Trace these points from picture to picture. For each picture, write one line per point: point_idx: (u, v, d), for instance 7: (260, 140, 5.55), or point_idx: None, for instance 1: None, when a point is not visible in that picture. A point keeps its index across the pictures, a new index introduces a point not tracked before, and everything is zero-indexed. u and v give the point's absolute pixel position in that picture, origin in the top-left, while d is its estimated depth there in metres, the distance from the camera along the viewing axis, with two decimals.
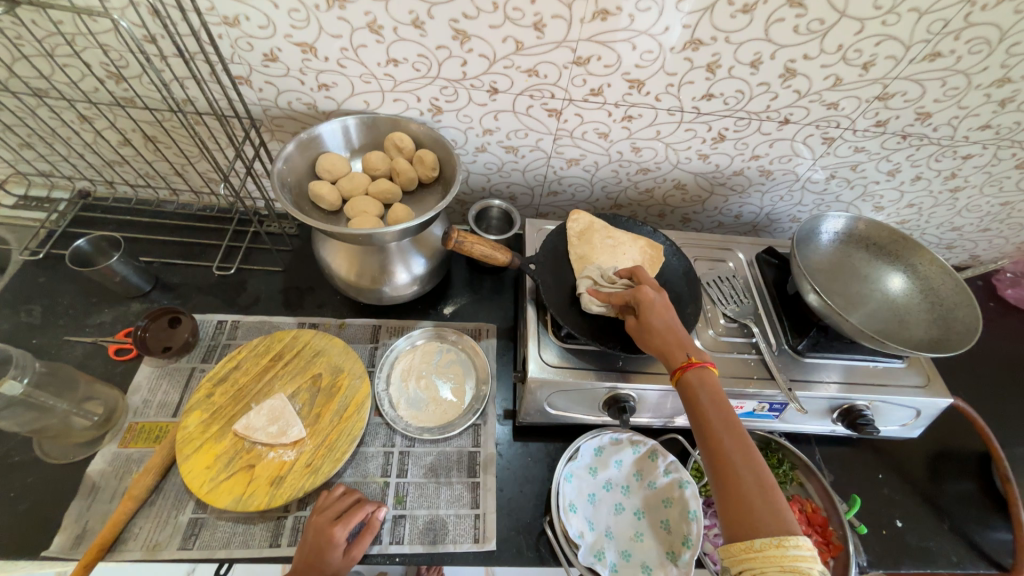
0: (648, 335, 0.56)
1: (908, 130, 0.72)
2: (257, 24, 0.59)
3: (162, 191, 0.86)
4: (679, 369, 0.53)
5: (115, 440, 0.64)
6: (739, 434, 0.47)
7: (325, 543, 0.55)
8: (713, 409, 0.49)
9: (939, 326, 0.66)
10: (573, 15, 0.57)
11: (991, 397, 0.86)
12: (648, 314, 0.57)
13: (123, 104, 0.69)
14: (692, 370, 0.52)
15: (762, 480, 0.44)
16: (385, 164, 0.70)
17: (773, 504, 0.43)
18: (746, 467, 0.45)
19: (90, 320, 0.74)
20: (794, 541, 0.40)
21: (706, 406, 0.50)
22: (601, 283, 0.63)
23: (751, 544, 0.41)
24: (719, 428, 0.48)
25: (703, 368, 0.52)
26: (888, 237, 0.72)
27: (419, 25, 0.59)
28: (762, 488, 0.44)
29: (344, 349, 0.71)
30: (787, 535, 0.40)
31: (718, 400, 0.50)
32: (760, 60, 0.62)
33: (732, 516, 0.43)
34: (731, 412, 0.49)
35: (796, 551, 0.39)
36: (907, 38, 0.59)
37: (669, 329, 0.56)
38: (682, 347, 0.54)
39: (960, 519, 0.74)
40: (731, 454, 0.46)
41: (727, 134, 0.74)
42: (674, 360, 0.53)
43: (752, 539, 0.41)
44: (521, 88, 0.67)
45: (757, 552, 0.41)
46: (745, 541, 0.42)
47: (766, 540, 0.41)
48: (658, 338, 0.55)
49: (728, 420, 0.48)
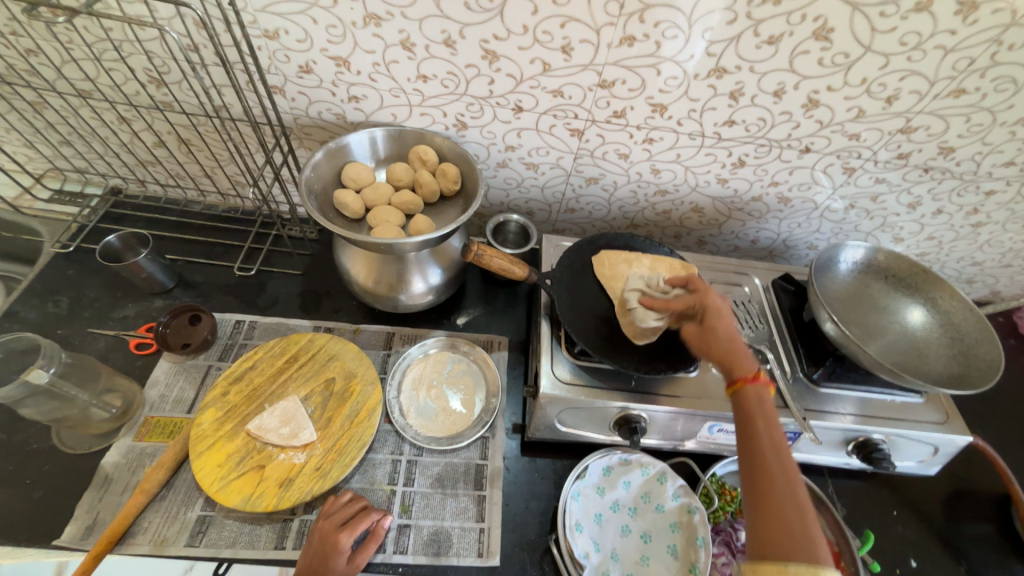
0: (714, 340, 0.54)
1: (930, 163, 0.72)
2: (295, 37, 0.61)
3: (190, 192, 0.89)
4: (741, 379, 0.50)
5: (130, 434, 0.65)
6: (786, 460, 0.45)
7: (331, 551, 0.55)
8: (764, 427, 0.47)
9: (959, 362, 0.65)
10: (600, 40, 0.59)
11: (1012, 436, 0.84)
12: (715, 320, 0.55)
13: (161, 107, 0.72)
14: (754, 383, 0.49)
15: (804, 510, 0.42)
16: (408, 175, 0.71)
17: (813, 534, 0.40)
18: (789, 491, 0.42)
19: (114, 314, 0.76)
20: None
21: (760, 424, 0.47)
22: (651, 296, 0.62)
23: (785, 567, 0.38)
24: (770, 448, 0.45)
25: (764, 384, 0.49)
26: (907, 270, 0.72)
27: (450, 44, 0.61)
28: (803, 516, 0.41)
29: (358, 355, 0.72)
30: (819, 566, 0.38)
31: (772, 418, 0.48)
32: (783, 90, 0.63)
33: (766, 534, 0.41)
34: (781, 435, 0.47)
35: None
36: (932, 74, 0.59)
37: (734, 335, 0.54)
38: (748, 358, 0.52)
39: (978, 562, 0.72)
40: (775, 471, 0.44)
41: (747, 160, 0.74)
42: (738, 369, 0.51)
43: (786, 561, 0.39)
44: (546, 107, 0.68)
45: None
46: (777, 561, 0.39)
47: (800, 566, 0.38)
48: (726, 343, 0.53)
49: (778, 441, 0.46)
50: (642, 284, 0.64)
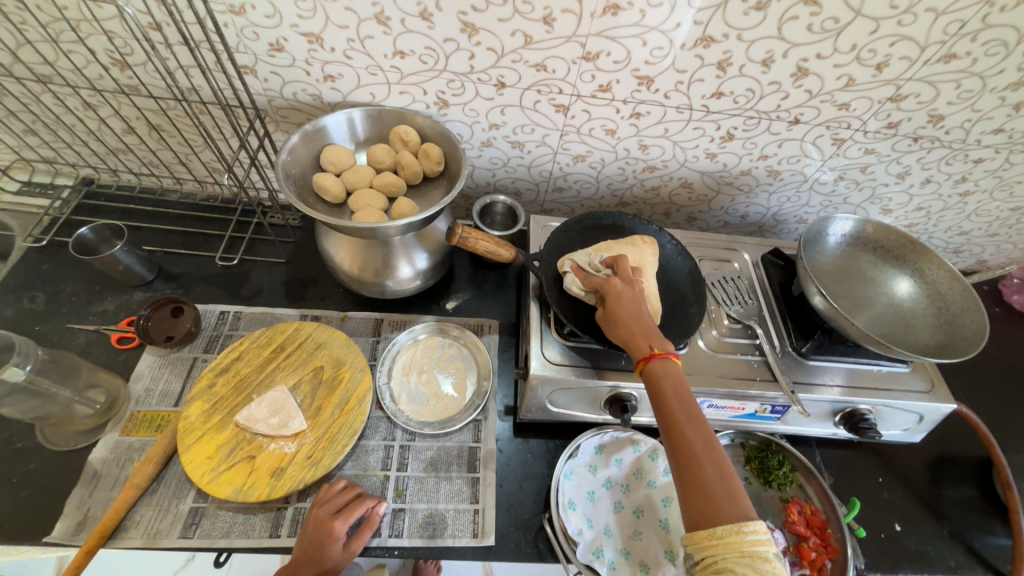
0: (614, 325, 0.57)
1: (920, 133, 0.71)
2: (263, 13, 0.58)
3: (165, 180, 0.86)
4: (643, 359, 0.53)
5: (116, 429, 0.64)
6: (700, 425, 0.48)
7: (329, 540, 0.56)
8: (676, 401, 0.50)
9: (945, 331, 0.66)
10: (583, 10, 0.56)
11: (995, 402, 0.86)
12: (614, 305, 0.57)
13: (128, 92, 0.69)
14: (655, 360, 0.52)
15: (724, 469, 0.45)
16: (390, 157, 0.69)
17: (736, 494, 0.44)
18: (706, 456, 0.46)
19: (93, 308, 0.74)
20: (751, 525, 0.41)
21: (669, 394, 0.51)
22: (583, 266, 0.63)
23: (713, 532, 0.42)
24: (682, 419, 0.49)
25: (667, 358, 0.52)
26: (896, 241, 0.72)
27: (427, 17, 0.58)
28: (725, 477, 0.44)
29: (346, 342, 0.71)
30: (745, 523, 0.42)
31: (682, 392, 0.51)
32: (771, 59, 0.61)
33: (694, 504, 0.44)
34: (692, 402, 0.50)
35: (753, 536, 0.41)
36: (923, 39, 0.58)
37: (634, 317, 0.56)
38: (646, 338, 0.54)
39: (959, 524, 0.74)
40: (692, 442, 0.47)
41: (735, 133, 0.73)
42: (637, 351, 0.54)
43: (714, 526, 0.42)
44: (529, 83, 0.66)
45: (718, 539, 0.42)
46: (708, 529, 0.43)
47: (727, 528, 0.42)
48: (623, 328, 0.56)
49: (691, 410, 0.49)
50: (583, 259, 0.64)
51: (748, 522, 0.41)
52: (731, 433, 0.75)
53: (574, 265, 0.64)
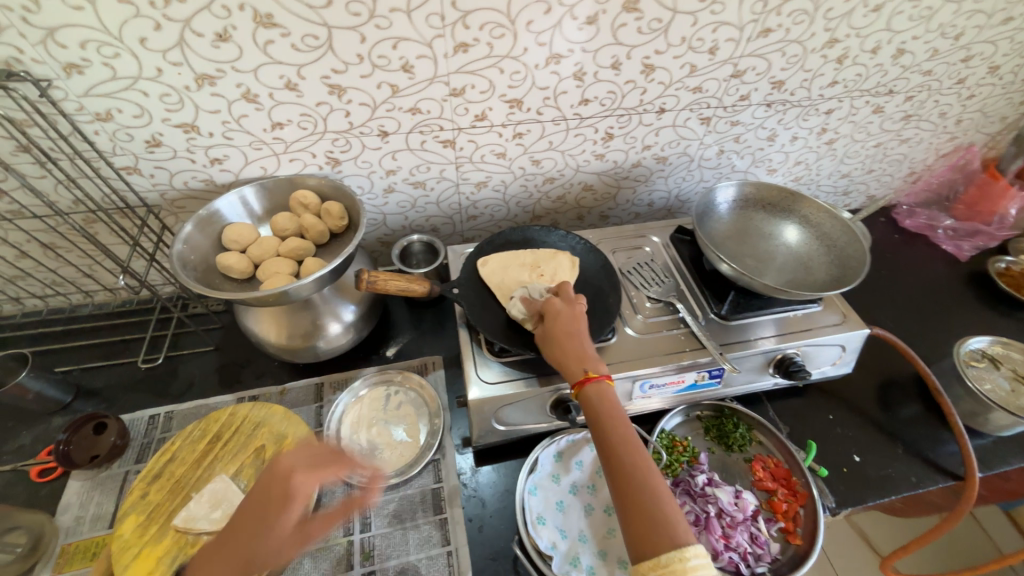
0: (551, 343, 0.58)
1: (770, 98, 0.79)
2: (131, 114, 0.60)
3: (74, 296, 0.84)
4: (579, 385, 0.54)
5: (47, 569, 0.59)
6: (636, 449, 0.49)
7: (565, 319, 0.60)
8: (615, 432, 0.50)
9: (838, 265, 0.71)
10: (436, 53, 0.61)
11: (913, 319, 0.92)
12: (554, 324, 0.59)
13: (10, 217, 0.68)
14: (590, 384, 0.53)
15: (657, 491, 0.46)
16: (292, 223, 0.70)
17: (669, 515, 0.44)
18: (642, 481, 0.47)
19: (7, 447, 0.69)
20: (694, 551, 0.41)
21: (627, 461, 0.48)
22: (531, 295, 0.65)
23: (657, 562, 0.42)
24: (618, 445, 0.49)
25: (601, 382, 0.53)
26: (776, 194, 0.78)
27: (293, 87, 0.61)
28: (656, 497, 0.45)
29: (285, 415, 0.70)
30: (686, 547, 0.42)
31: (631, 440, 0.49)
32: (618, 62, 0.68)
33: (635, 530, 0.45)
34: (626, 427, 0.51)
35: (695, 561, 0.41)
36: (738, 21, 0.66)
37: (569, 336, 0.58)
38: (580, 363, 0.56)
39: (909, 440, 0.78)
40: (631, 471, 0.47)
41: (613, 132, 0.79)
42: (573, 376, 0.55)
43: (657, 554, 0.42)
44: (409, 126, 0.69)
45: (663, 568, 0.41)
46: (652, 558, 0.42)
47: (669, 555, 0.42)
48: (564, 347, 0.57)
49: (628, 437, 0.50)
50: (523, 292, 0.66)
51: (691, 548, 0.41)
52: (683, 409, 0.76)
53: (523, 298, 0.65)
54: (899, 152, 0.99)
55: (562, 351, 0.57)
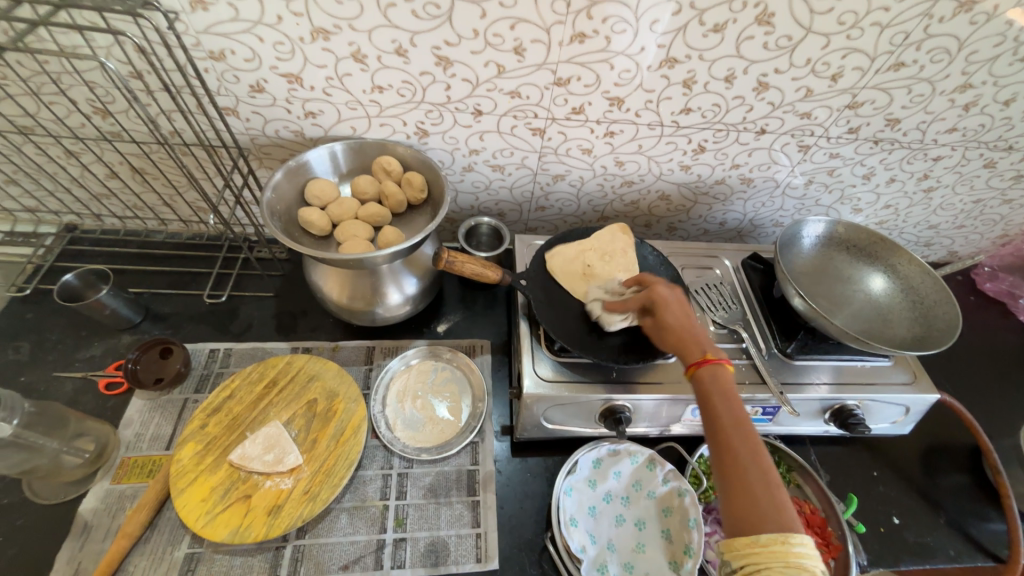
0: (665, 333, 0.56)
1: (879, 136, 0.75)
2: (243, 57, 0.60)
3: (150, 222, 0.87)
4: (693, 364, 0.51)
5: (107, 477, 0.62)
6: (749, 430, 0.46)
7: (670, 308, 0.58)
8: (727, 409, 0.48)
9: (921, 323, 0.68)
10: (551, 39, 0.59)
11: (977, 389, 0.88)
12: (665, 312, 0.57)
13: (110, 138, 0.70)
14: (706, 366, 0.50)
15: (768, 477, 0.43)
16: (373, 187, 0.70)
17: (778, 500, 0.42)
18: (755, 463, 0.44)
19: (79, 355, 0.74)
20: (799, 540, 0.39)
21: (735, 440, 0.45)
22: (608, 292, 0.65)
23: (757, 540, 0.40)
24: (730, 425, 0.46)
25: (719, 364, 0.50)
26: (866, 238, 0.75)
27: (402, 53, 0.60)
28: (769, 483, 0.43)
29: (339, 373, 0.71)
30: (792, 533, 0.40)
31: (741, 423, 0.46)
32: (733, 76, 0.64)
33: (735, 509, 0.42)
34: (742, 408, 0.48)
35: (800, 549, 0.39)
36: (872, 50, 0.62)
37: (686, 324, 0.56)
38: (698, 344, 0.53)
39: (955, 513, 0.75)
40: (740, 449, 0.45)
41: (706, 145, 0.76)
42: (690, 356, 0.52)
43: (757, 534, 0.40)
44: (505, 109, 0.68)
45: (762, 548, 0.39)
46: (750, 536, 0.41)
47: (771, 536, 0.40)
48: (674, 334, 0.55)
49: (741, 416, 0.47)
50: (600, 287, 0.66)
51: (796, 535, 0.39)
52: (726, 438, 0.75)
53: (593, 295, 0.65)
54: (997, 213, 0.93)
55: (679, 339, 0.55)
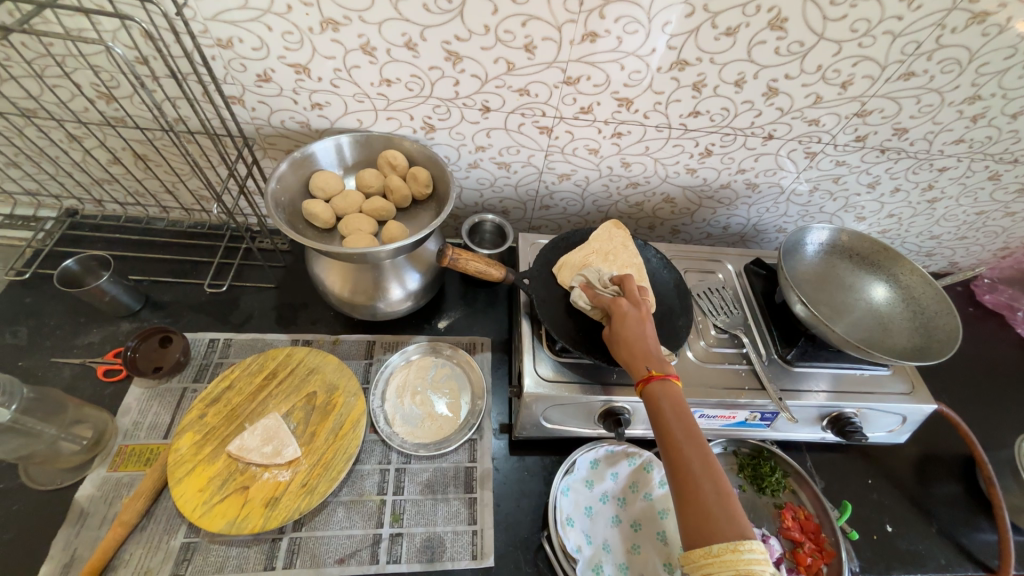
0: (617, 345, 0.57)
1: (886, 145, 0.75)
2: (250, 46, 0.59)
3: (152, 209, 0.86)
4: (641, 381, 0.52)
5: (104, 464, 0.62)
6: (698, 442, 0.47)
7: (626, 322, 0.58)
8: (676, 422, 0.48)
9: (921, 333, 0.69)
10: (562, 37, 0.59)
11: (973, 400, 0.88)
12: (620, 325, 0.57)
13: (114, 123, 0.69)
14: (654, 381, 0.51)
15: (720, 488, 0.44)
16: (378, 181, 0.70)
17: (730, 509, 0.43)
18: (705, 475, 0.45)
19: (78, 341, 0.73)
20: (750, 547, 0.40)
21: (686, 453, 0.46)
22: (591, 283, 0.64)
23: (709, 551, 0.41)
24: (680, 438, 0.47)
25: (665, 379, 0.51)
26: (869, 247, 0.75)
27: (412, 46, 0.60)
28: (721, 494, 0.43)
29: (338, 367, 0.71)
30: (742, 540, 0.40)
31: (692, 434, 0.47)
32: (743, 80, 0.64)
33: (691, 521, 0.43)
34: (691, 420, 0.49)
35: (751, 556, 0.40)
36: (883, 59, 0.62)
37: (638, 339, 0.56)
38: (643, 359, 0.54)
39: (947, 522, 0.75)
40: (691, 462, 0.46)
41: (713, 149, 0.76)
42: (636, 373, 0.53)
43: (711, 544, 0.41)
44: (513, 106, 0.68)
45: (714, 558, 0.40)
46: (704, 548, 0.41)
47: (723, 546, 0.41)
48: (625, 348, 0.56)
49: (690, 428, 0.48)
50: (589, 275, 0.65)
51: (745, 542, 0.40)
52: (723, 442, 0.75)
53: (583, 282, 0.65)
54: (999, 225, 0.93)
55: (629, 351, 0.55)
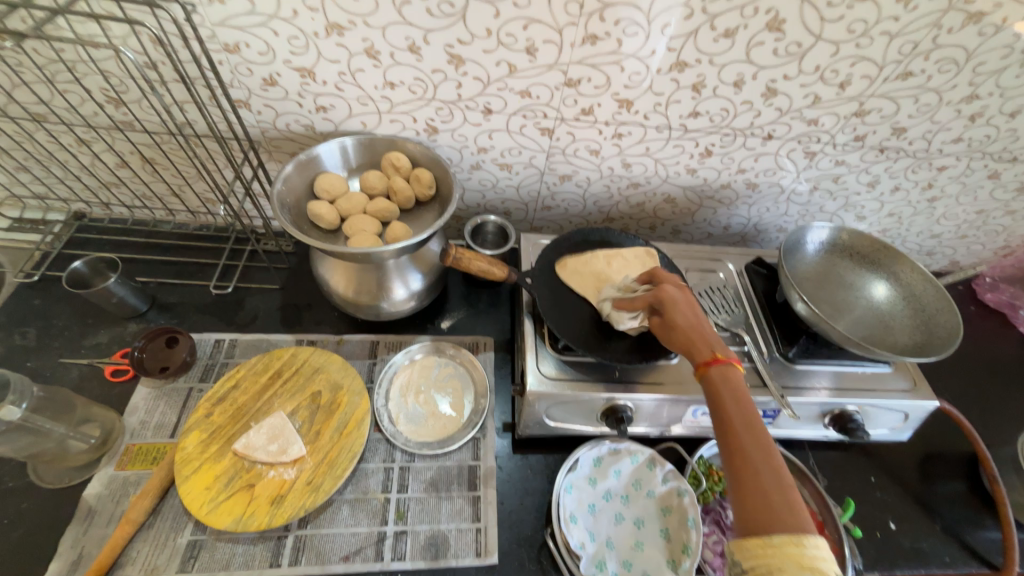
0: (676, 338, 0.56)
1: (885, 144, 0.75)
2: (257, 50, 0.61)
3: (158, 212, 0.87)
4: (704, 368, 0.52)
5: (111, 463, 0.63)
6: (761, 434, 0.47)
7: (677, 309, 0.58)
8: (739, 412, 0.49)
9: (923, 331, 0.69)
10: (563, 40, 0.60)
11: (976, 398, 0.88)
12: (674, 313, 0.57)
13: (122, 127, 0.70)
14: (716, 366, 0.52)
15: (782, 483, 0.44)
16: (382, 182, 0.71)
17: (789, 504, 0.42)
18: (767, 466, 0.44)
19: (86, 342, 0.74)
20: (814, 542, 0.39)
21: (747, 443, 0.46)
22: (621, 294, 0.64)
23: (769, 540, 0.40)
24: (742, 428, 0.47)
25: (729, 366, 0.51)
26: (870, 246, 0.76)
27: (415, 50, 0.61)
28: (781, 488, 0.43)
29: (343, 366, 0.72)
30: (805, 534, 0.40)
31: (754, 427, 0.47)
32: (742, 81, 0.65)
33: (747, 511, 0.43)
34: (755, 414, 0.49)
35: (814, 550, 0.39)
36: (880, 59, 0.62)
37: (694, 325, 0.56)
38: (706, 343, 0.54)
39: (951, 520, 0.75)
40: (752, 452, 0.46)
41: (713, 150, 0.76)
42: (700, 357, 0.53)
43: (771, 535, 0.40)
44: (514, 108, 0.69)
45: (774, 548, 0.40)
46: (762, 538, 0.41)
47: (785, 537, 0.40)
48: (686, 337, 0.55)
49: (753, 420, 0.48)
50: (616, 287, 0.65)
51: (808, 535, 0.39)
52: None
53: (609, 299, 0.65)
54: (1000, 223, 0.94)
55: (691, 341, 0.55)
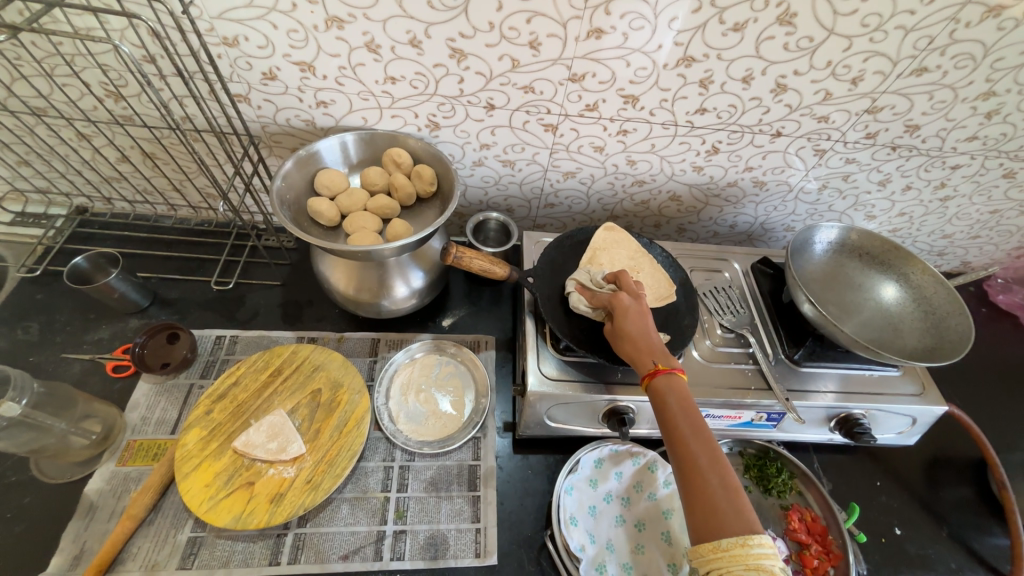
0: (621, 341, 0.57)
1: (898, 142, 0.73)
2: (256, 44, 0.60)
3: (160, 207, 0.87)
4: (648, 376, 0.53)
5: (112, 459, 0.63)
6: (705, 438, 0.47)
7: (628, 316, 0.58)
8: (683, 418, 0.49)
9: (932, 335, 0.67)
10: (567, 34, 0.58)
11: (985, 402, 0.87)
12: (622, 320, 0.58)
13: (122, 122, 0.70)
14: (660, 375, 0.52)
15: (729, 485, 0.44)
16: (383, 179, 0.70)
17: (737, 506, 0.43)
18: (712, 470, 0.45)
19: (88, 337, 0.74)
20: (759, 540, 0.40)
21: (693, 450, 0.47)
22: (586, 284, 0.65)
23: (717, 545, 0.41)
24: (688, 434, 0.48)
25: (671, 374, 0.52)
26: (880, 246, 0.74)
27: (416, 44, 0.60)
28: (729, 491, 0.43)
29: (343, 364, 0.72)
30: (751, 535, 0.41)
31: (700, 430, 0.48)
32: (751, 76, 0.63)
33: (699, 517, 0.43)
34: (698, 416, 0.49)
35: (760, 550, 0.40)
36: (895, 54, 0.60)
37: (642, 334, 0.56)
38: (650, 354, 0.54)
39: (957, 525, 0.74)
40: (698, 458, 0.46)
41: (720, 147, 0.75)
42: (643, 367, 0.54)
43: (719, 539, 0.41)
44: (517, 104, 0.68)
45: (723, 552, 0.40)
46: (712, 542, 0.41)
47: (732, 540, 0.41)
48: (630, 343, 0.56)
49: (697, 425, 0.48)
50: (584, 276, 0.66)
51: (754, 536, 0.40)
52: (729, 442, 0.74)
53: (578, 285, 0.65)
54: (1013, 224, 0.91)
55: (634, 347, 0.56)
